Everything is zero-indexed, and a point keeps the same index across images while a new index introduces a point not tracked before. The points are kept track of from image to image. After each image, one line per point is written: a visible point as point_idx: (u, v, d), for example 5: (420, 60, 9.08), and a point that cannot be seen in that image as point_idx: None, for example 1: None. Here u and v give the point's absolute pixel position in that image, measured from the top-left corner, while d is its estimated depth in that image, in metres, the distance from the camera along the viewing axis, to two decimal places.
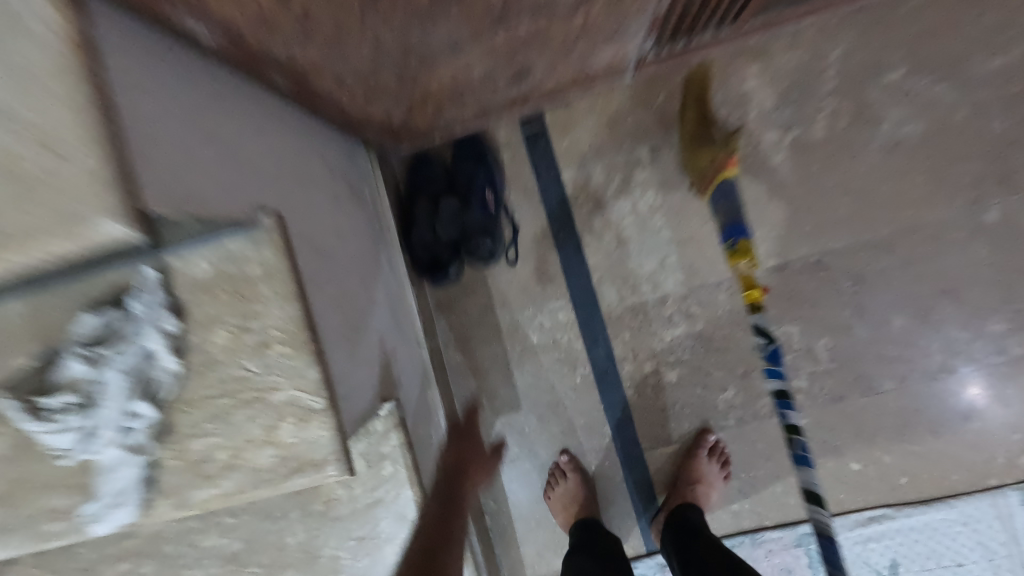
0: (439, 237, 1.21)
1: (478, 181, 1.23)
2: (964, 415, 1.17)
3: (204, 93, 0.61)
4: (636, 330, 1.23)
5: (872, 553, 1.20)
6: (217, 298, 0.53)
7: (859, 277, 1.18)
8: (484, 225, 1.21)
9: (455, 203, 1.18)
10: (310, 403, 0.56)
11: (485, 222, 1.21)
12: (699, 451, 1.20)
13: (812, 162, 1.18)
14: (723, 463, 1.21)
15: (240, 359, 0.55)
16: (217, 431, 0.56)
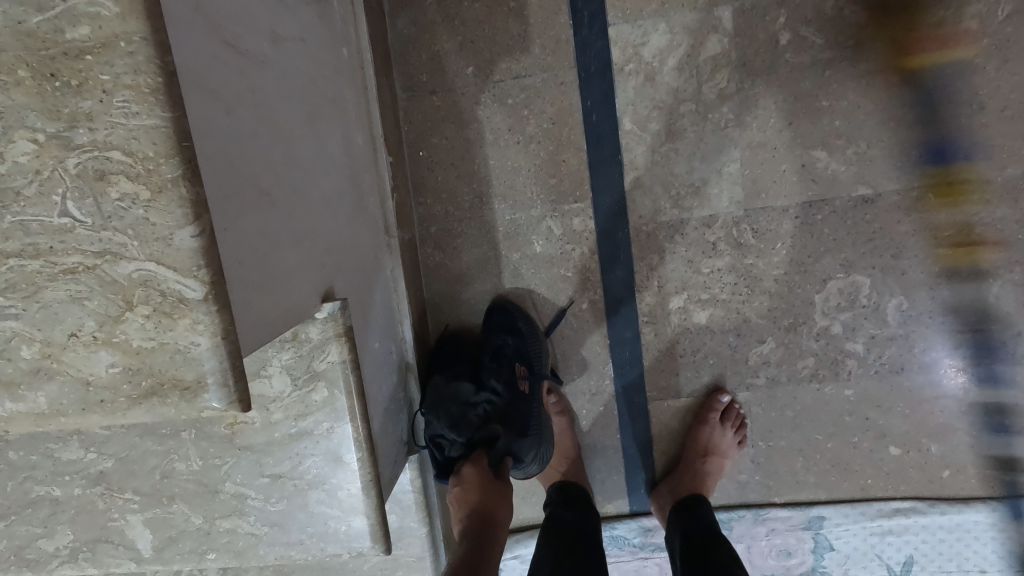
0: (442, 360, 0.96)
1: (507, 359, 0.96)
2: None
3: None
4: (667, 254, 0.97)
5: (887, 548, 1.03)
6: (51, 69, 0.37)
7: (964, 226, 0.92)
8: (518, 419, 0.93)
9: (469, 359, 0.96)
10: (173, 296, 0.40)
11: (522, 411, 0.94)
12: (709, 417, 0.99)
13: (948, 63, 0.87)
14: (738, 429, 1.00)
15: (94, 187, 0.38)
16: (41, 292, 0.40)
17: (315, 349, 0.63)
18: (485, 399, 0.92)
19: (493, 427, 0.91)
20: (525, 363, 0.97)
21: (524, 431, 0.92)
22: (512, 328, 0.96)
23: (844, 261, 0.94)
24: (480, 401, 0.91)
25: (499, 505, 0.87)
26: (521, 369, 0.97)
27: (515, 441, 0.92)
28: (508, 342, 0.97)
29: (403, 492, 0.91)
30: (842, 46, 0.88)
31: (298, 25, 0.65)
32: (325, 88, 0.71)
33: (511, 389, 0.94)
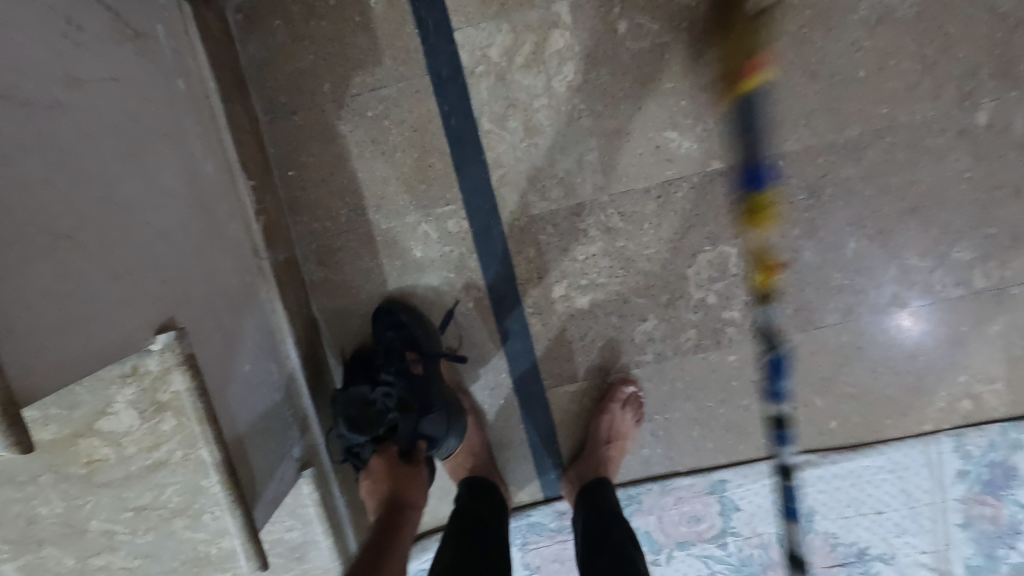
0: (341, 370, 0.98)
1: (395, 350, 0.97)
2: (909, 354, 1.02)
3: None
4: (543, 246, 0.99)
5: (788, 501, 1.07)
6: None
7: (816, 188, 0.96)
8: (415, 402, 0.92)
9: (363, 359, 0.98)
10: None
11: (419, 392, 0.94)
12: (610, 405, 1.02)
13: (777, 35, 0.92)
14: (637, 415, 1.04)
15: None
16: None
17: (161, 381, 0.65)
18: (381, 394, 0.92)
19: (390, 416, 0.91)
20: (416, 348, 0.97)
21: (424, 412, 0.92)
22: (394, 321, 0.97)
23: (710, 233, 0.98)
24: (378, 398, 0.92)
25: (410, 487, 0.87)
26: (411, 355, 0.97)
27: (418, 424, 0.92)
28: (394, 337, 0.97)
29: (302, 509, 0.94)
30: (676, 31, 0.92)
31: (107, 64, 0.66)
32: (152, 121, 0.72)
33: (403, 376, 0.94)
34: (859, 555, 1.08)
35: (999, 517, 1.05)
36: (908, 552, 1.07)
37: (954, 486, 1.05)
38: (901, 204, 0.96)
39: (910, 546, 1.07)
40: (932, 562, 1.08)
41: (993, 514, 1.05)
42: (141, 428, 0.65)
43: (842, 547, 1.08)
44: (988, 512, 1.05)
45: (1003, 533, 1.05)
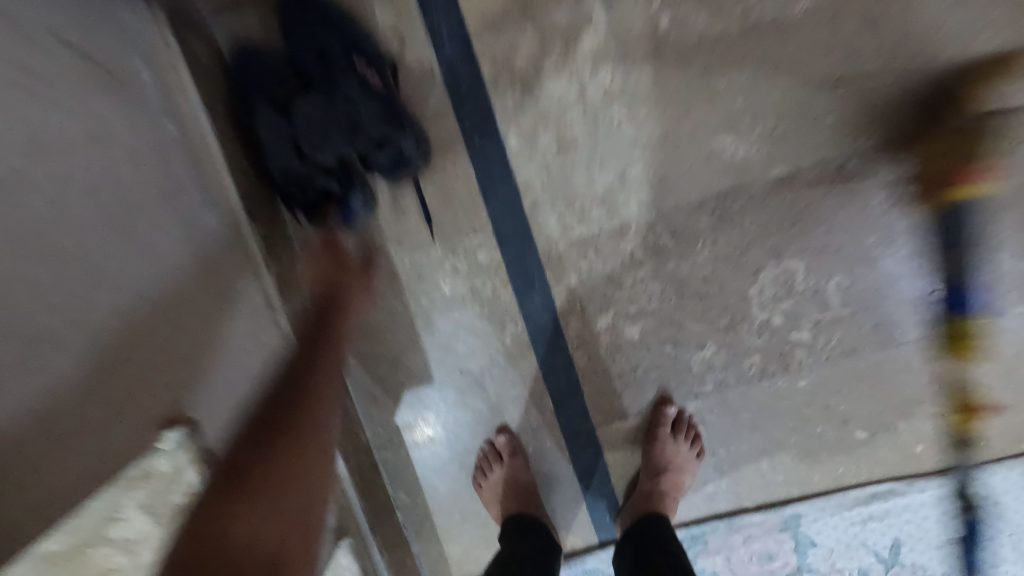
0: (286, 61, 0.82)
1: (331, 52, 0.80)
2: (1007, 368, 0.90)
3: None
4: (585, 273, 0.89)
5: (870, 534, 0.96)
6: None
7: (894, 190, 0.84)
8: (344, 117, 0.77)
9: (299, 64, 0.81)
10: None
11: (349, 104, 0.77)
12: (659, 435, 0.92)
13: (844, 18, 0.80)
14: (693, 441, 0.94)
15: None
16: None
17: (179, 475, 0.61)
18: (303, 107, 0.77)
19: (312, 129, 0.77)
20: (354, 53, 0.80)
21: (354, 129, 0.77)
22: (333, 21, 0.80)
23: (773, 248, 0.87)
24: (298, 119, 0.77)
25: (354, 287, 0.83)
26: (348, 61, 0.79)
27: (346, 142, 0.78)
28: (331, 38, 0.80)
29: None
30: (728, 21, 0.80)
31: (81, 120, 0.56)
32: (141, 173, 0.63)
33: (330, 85, 0.78)
34: None
35: None
36: None
37: None
38: (995, 201, 0.84)
39: None
40: None
41: None
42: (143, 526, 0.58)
43: None
44: None
45: None
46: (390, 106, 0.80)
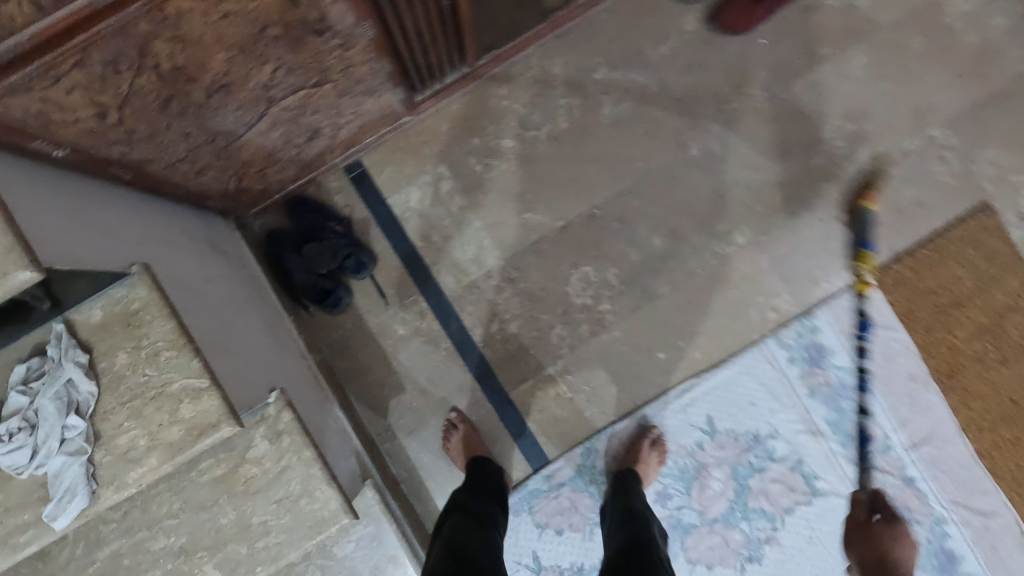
0: (293, 230, 1.52)
1: (319, 222, 1.51)
2: (722, 294, 1.58)
3: (145, 225, 1.07)
4: (476, 302, 1.57)
5: (691, 415, 1.56)
6: (112, 331, 0.95)
7: (622, 218, 1.58)
8: (330, 249, 1.45)
9: (299, 229, 1.51)
10: (198, 384, 0.96)
11: (332, 243, 1.46)
12: (643, 438, 1.53)
13: (565, 144, 1.58)
14: (661, 451, 1.53)
15: (141, 367, 0.95)
16: (134, 422, 0.95)
17: (277, 416, 1.17)
18: (309, 249, 1.45)
19: (314, 259, 1.44)
20: (330, 220, 1.53)
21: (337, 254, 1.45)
22: (314, 206, 1.53)
23: (572, 263, 1.58)
24: (307, 255, 1.45)
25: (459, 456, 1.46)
26: (327, 224, 1.51)
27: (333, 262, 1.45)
28: (315, 214, 1.52)
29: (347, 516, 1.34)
30: (511, 160, 1.58)
31: (216, 268, 1.26)
32: (239, 289, 1.32)
33: (321, 236, 1.48)
34: (755, 438, 1.56)
35: (830, 380, 1.57)
36: (785, 424, 1.56)
37: (791, 369, 1.57)
38: (674, 210, 1.59)
39: (785, 421, 1.57)
40: (805, 427, 1.57)
41: (826, 380, 1.57)
42: (261, 444, 1.16)
43: (742, 436, 1.57)
44: (821, 379, 1.57)
45: (838, 391, 1.57)
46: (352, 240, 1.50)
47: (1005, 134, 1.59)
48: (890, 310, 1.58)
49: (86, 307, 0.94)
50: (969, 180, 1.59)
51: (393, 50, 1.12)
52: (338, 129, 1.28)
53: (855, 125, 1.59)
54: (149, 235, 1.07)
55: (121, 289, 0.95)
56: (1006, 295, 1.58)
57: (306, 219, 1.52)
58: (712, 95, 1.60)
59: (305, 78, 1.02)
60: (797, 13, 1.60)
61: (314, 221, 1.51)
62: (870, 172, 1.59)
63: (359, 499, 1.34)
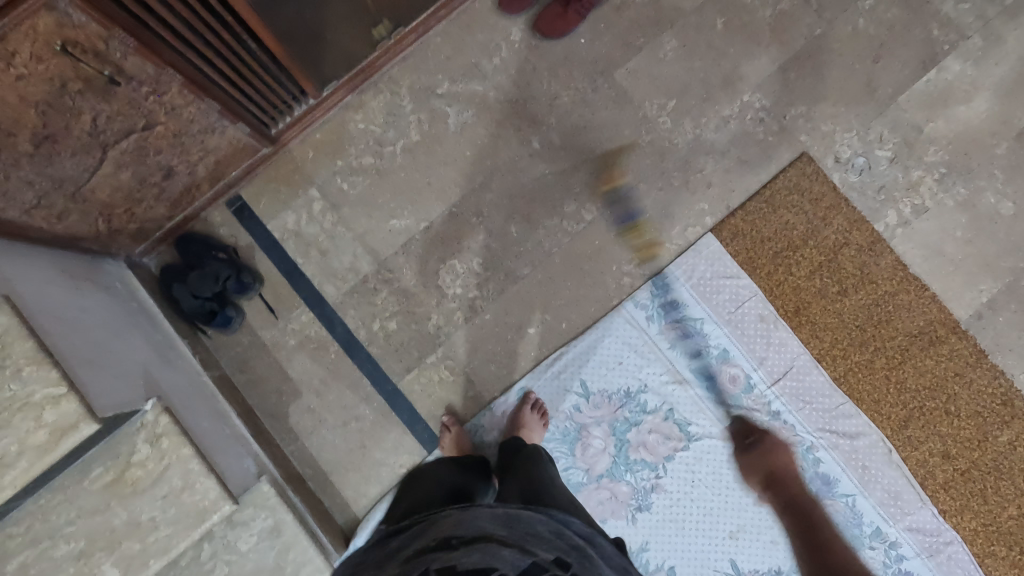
0: (180, 263, 1.67)
1: (204, 252, 1.67)
2: (579, 267, 1.73)
3: (14, 264, 1.22)
4: (356, 306, 1.72)
5: (565, 381, 1.70)
6: None
7: (479, 211, 1.75)
8: (213, 275, 1.61)
9: (186, 261, 1.67)
10: (57, 391, 1.10)
11: (214, 268, 1.62)
12: (523, 405, 1.66)
13: (419, 154, 1.76)
14: (542, 413, 1.66)
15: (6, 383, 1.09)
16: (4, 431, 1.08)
17: (156, 422, 1.30)
18: (193, 277, 1.60)
19: (199, 285, 1.60)
20: (214, 250, 1.69)
21: (220, 278, 1.61)
22: (198, 238, 1.69)
23: (439, 258, 1.73)
24: (193, 283, 1.60)
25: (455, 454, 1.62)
26: (212, 253, 1.67)
27: (217, 285, 1.61)
28: (199, 246, 1.68)
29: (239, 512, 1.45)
30: (373, 175, 1.76)
31: (96, 301, 1.42)
32: (123, 318, 1.47)
33: (205, 264, 1.64)
34: (627, 394, 1.69)
35: (688, 331, 1.70)
36: (652, 377, 1.69)
37: (651, 326, 1.71)
38: (525, 199, 1.75)
39: (653, 374, 1.69)
40: (672, 377, 1.69)
41: (684, 331, 1.70)
42: (142, 447, 1.29)
43: (615, 394, 1.69)
44: (680, 331, 1.70)
45: (697, 340, 1.70)
46: (233, 263, 1.65)
47: (809, 92, 1.78)
48: (732, 260, 1.72)
49: None
50: (786, 135, 1.77)
51: (216, 91, 1.31)
52: (193, 166, 1.46)
53: (676, 101, 1.77)
54: (19, 272, 1.22)
55: None
56: (836, 232, 1.73)
57: (192, 252, 1.67)
58: (544, 93, 1.78)
59: (134, 122, 1.20)
60: (609, 10, 1.79)
61: (199, 252, 1.67)
62: (695, 140, 1.76)
63: (250, 494, 1.46)
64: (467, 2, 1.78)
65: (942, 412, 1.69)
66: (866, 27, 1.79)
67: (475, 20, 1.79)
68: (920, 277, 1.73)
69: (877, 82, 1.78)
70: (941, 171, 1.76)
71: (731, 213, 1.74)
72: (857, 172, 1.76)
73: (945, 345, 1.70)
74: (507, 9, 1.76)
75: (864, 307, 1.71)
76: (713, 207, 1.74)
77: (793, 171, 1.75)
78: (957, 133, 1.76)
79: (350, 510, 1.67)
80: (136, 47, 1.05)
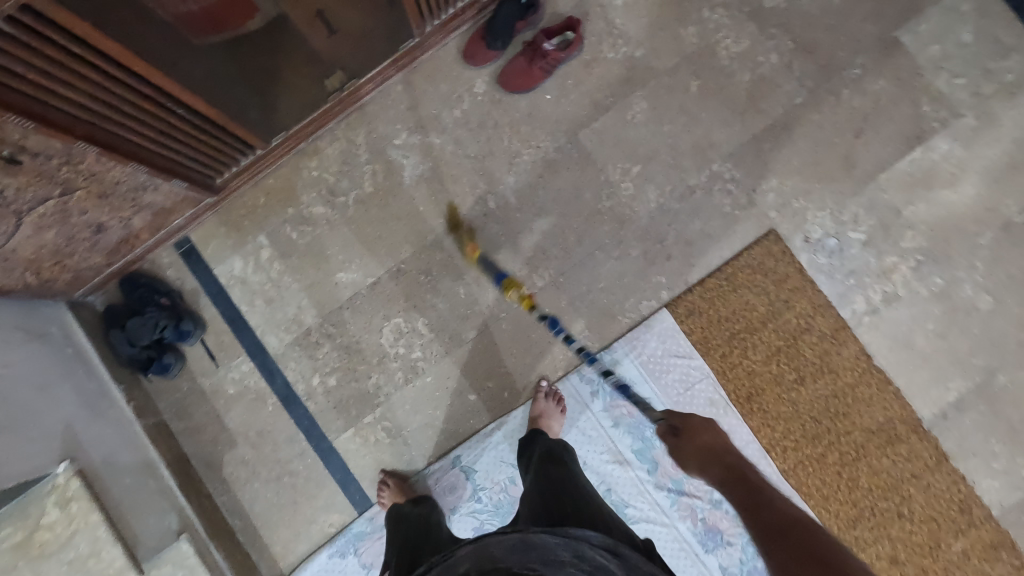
0: (124, 305, 1.67)
1: (147, 296, 1.66)
2: (526, 334, 1.68)
3: None
4: (298, 359, 1.70)
5: (503, 452, 1.66)
6: None
7: (428, 269, 1.70)
8: (150, 322, 1.60)
9: (129, 304, 1.66)
10: None
11: (153, 315, 1.60)
12: (537, 396, 1.63)
13: (371, 206, 1.72)
14: (558, 400, 1.63)
15: None
16: None
17: (66, 484, 1.31)
18: (131, 323, 1.59)
19: (135, 331, 1.59)
20: (158, 294, 1.68)
21: (157, 326, 1.60)
22: (143, 281, 1.68)
23: (384, 315, 1.70)
24: (130, 329, 1.59)
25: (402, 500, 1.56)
26: (154, 298, 1.66)
27: (154, 333, 1.60)
28: (143, 289, 1.67)
29: (155, 570, 1.43)
30: (324, 225, 1.72)
31: (28, 350, 1.42)
32: (55, 367, 1.47)
33: (146, 309, 1.63)
34: None
35: (633, 411, 1.65)
36: (592, 456, 1.64)
37: (594, 402, 1.66)
38: (477, 260, 1.70)
39: (593, 452, 1.64)
40: (613, 457, 1.64)
41: (629, 410, 1.65)
42: (50, 511, 1.29)
43: None
44: (624, 410, 1.64)
45: (642, 420, 1.64)
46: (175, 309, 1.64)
47: (784, 165, 1.69)
48: (685, 338, 1.65)
49: None
50: (754, 209, 1.68)
51: (141, 155, 1.28)
52: (128, 220, 1.45)
53: (641, 166, 1.70)
54: None
55: None
56: (798, 316, 1.65)
57: (135, 295, 1.66)
58: (505, 149, 1.72)
59: (48, 190, 1.18)
60: (579, 66, 1.72)
61: (143, 295, 1.66)
62: (658, 210, 1.69)
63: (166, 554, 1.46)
64: (429, 52, 1.71)
65: (894, 514, 1.61)
66: (850, 98, 1.69)
67: (438, 69, 1.72)
68: (884, 370, 1.64)
69: (856, 158, 1.68)
70: (917, 258, 1.65)
71: (690, 288, 1.67)
72: (827, 254, 1.66)
73: (904, 444, 1.62)
74: (471, 60, 1.69)
75: (821, 398, 1.63)
76: (671, 281, 1.67)
77: (759, 247, 1.66)
78: (941, 220, 1.65)
79: (277, 565, 1.65)
80: (38, 129, 1.01)
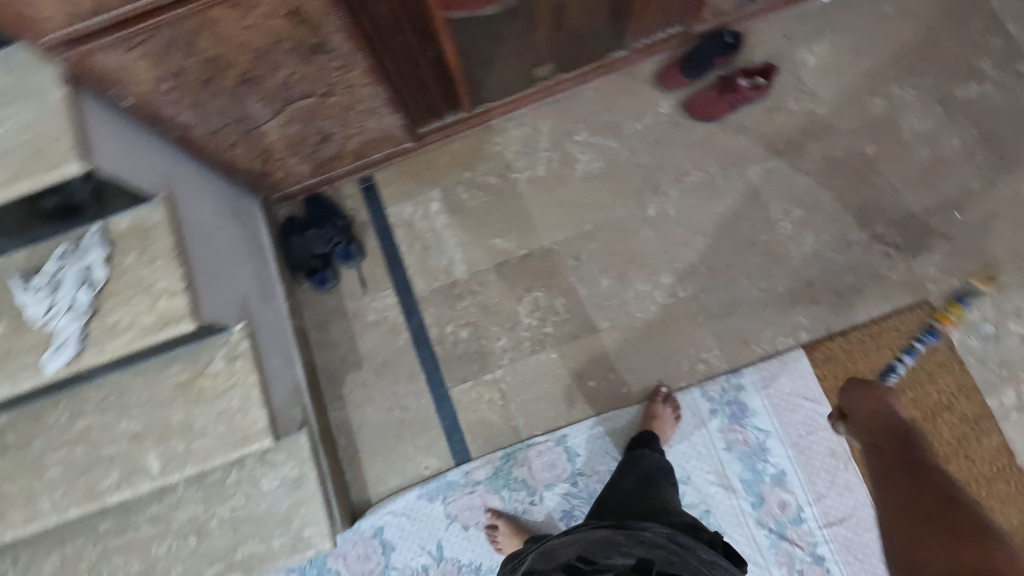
0: (304, 217, 1.85)
1: (327, 215, 1.85)
2: (657, 339, 1.72)
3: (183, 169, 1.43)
4: (438, 306, 1.81)
5: (608, 444, 1.66)
6: (130, 236, 1.28)
7: (578, 256, 1.80)
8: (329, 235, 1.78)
9: (309, 217, 1.84)
10: (175, 286, 1.26)
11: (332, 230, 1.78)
12: (655, 398, 1.65)
13: (539, 188, 1.86)
14: (675, 407, 1.64)
15: (141, 266, 1.27)
16: (125, 303, 1.26)
17: (237, 343, 1.42)
18: (311, 232, 1.77)
19: (314, 240, 1.77)
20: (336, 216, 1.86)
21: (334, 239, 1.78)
22: (327, 202, 1.87)
23: (526, 287, 1.79)
24: (310, 237, 1.77)
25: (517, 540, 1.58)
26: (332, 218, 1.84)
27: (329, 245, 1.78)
28: (324, 209, 1.86)
29: (275, 452, 1.53)
30: (493, 194, 1.87)
31: (233, 225, 1.61)
32: (246, 248, 1.66)
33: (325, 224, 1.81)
34: None
35: (749, 439, 1.62)
36: (698, 472, 1.62)
37: (712, 420, 1.65)
38: (625, 258, 1.78)
39: (699, 469, 1.62)
40: (718, 479, 1.61)
41: (744, 438, 1.63)
42: (218, 360, 1.41)
43: None
44: (740, 436, 1.63)
45: (756, 452, 1.61)
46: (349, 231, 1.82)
47: (949, 242, 1.70)
48: (818, 382, 1.64)
49: (119, 217, 1.29)
50: (911, 277, 1.69)
51: (389, 82, 1.48)
52: (345, 140, 1.66)
53: (803, 211, 1.76)
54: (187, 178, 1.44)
55: (148, 210, 1.29)
56: (941, 392, 1.60)
57: (315, 211, 1.85)
58: (675, 166, 1.83)
59: (314, 88, 1.38)
60: (762, 109, 1.83)
61: (323, 213, 1.85)
62: (812, 255, 1.73)
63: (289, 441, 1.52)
64: (627, 67, 1.88)
65: None
66: None
67: (630, 84, 1.88)
68: None
69: None
70: None
71: (830, 335, 1.67)
72: (981, 338, 1.63)
73: None
74: (665, 82, 1.84)
75: None
76: (811, 323, 1.68)
77: (909, 313, 1.66)
78: None
79: (366, 491, 1.70)
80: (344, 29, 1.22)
